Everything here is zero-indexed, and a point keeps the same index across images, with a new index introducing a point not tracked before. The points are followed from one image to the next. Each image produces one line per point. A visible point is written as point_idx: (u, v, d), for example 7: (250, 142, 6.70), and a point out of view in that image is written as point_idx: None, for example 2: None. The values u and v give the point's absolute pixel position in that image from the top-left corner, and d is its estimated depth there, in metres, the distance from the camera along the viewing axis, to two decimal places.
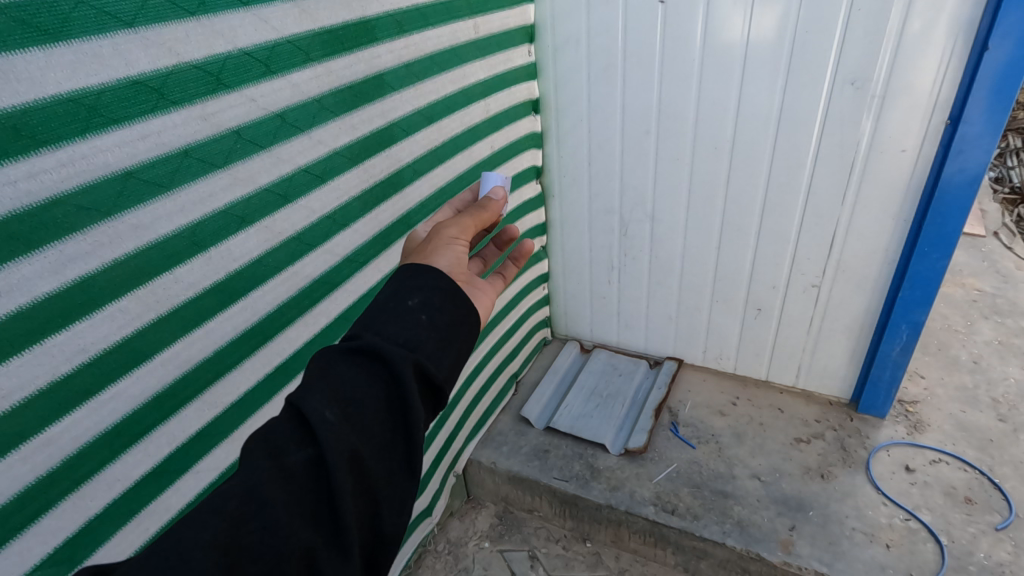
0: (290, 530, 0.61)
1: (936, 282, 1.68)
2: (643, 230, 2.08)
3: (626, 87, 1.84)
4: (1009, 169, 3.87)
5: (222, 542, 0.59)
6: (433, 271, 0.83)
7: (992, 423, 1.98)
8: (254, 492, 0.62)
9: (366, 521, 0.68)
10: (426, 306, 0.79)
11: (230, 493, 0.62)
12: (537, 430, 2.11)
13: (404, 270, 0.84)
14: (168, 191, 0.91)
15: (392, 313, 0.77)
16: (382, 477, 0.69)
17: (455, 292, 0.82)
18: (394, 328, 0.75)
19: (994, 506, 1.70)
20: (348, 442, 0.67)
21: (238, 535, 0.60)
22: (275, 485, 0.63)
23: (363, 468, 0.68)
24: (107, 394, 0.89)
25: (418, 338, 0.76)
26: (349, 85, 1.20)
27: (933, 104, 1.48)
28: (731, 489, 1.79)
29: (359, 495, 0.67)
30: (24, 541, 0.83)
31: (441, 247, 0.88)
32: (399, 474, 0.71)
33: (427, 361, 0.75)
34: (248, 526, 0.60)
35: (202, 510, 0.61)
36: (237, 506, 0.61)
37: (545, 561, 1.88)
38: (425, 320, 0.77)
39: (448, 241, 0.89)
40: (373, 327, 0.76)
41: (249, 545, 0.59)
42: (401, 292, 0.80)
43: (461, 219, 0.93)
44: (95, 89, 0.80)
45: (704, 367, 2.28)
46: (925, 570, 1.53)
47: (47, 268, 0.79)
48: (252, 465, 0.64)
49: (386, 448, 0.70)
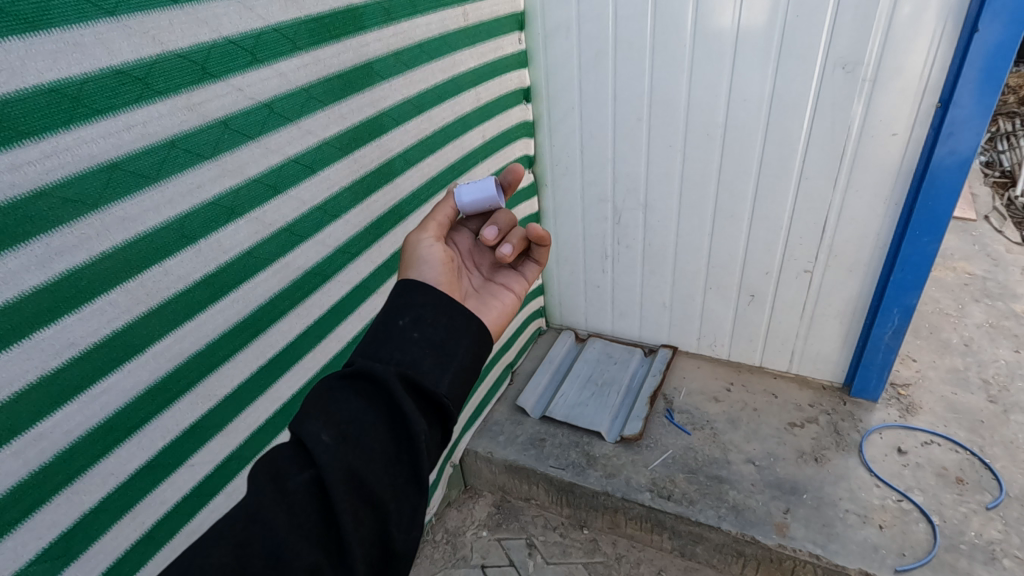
0: (293, 550, 0.61)
1: (926, 266, 1.69)
2: (636, 219, 2.08)
3: (617, 75, 1.84)
4: (1000, 154, 3.89)
5: (231, 565, 0.59)
6: (423, 288, 0.84)
7: (983, 404, 2.00)
8: (256, 514, 0.63)
9: (375, 539, 0.66)
10: (417, 323, 0.79)
11: (233, 518, 0.62)
12: (533, 419, 2.12)
13: (395, 290, 0.85)
14: (156, 182, 0.90)
15: (383, 335, 0.78)
16: (388, 492, 0.68)
17: (447, 306, 0.82)
18: (387, 349, 0.76)
19: (985, 485, 1.72)
20: (347, 461, 0.66)
21: (241, 559, 0.60)
22: (275, 507, 0.63)
23: (363, 485, 0.66)
24: (99, 387, 0.89)
25: (413, 355, 0.76)
26: (337, 73, 1.19)
27: (923, 88, 1.48)
28: (727, 474, 1.81)
29: (364, 513, 0.66)
30: (18, 535, 0.83)
31: (416, 261, 0.96)
32: (408, 488, 0.69)
33: (421, 377, 0.74)
34: (251, 550, 0.60)
35: (207, 537, 0.62)
36: (240, 529, 0.61)
37: (543, 549, 1.89)
38: (418, 337, 0.78)
39: (424, 256, 0.96)
40: (367, 350, 0.77)
41: (254, 566, 0.60)
42: (391, 313, 0.81)
43: (423, 223, 1.02)
44: (78, 79, 0.78)
45: (698, 354, 2.29)
46: (917, 550, 1.55)
47: (33, 261, 0.78)
48: (255, 490, 0.65)
49: (389, 463, 0.69)
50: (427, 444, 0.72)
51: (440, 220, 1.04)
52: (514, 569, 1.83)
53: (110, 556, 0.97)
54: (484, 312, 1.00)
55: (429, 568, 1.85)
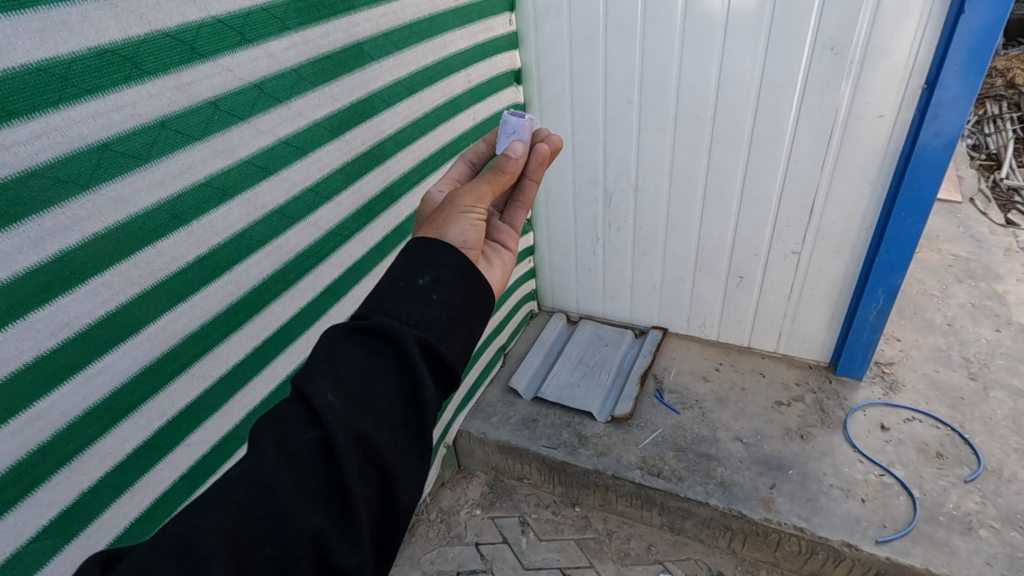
0: (296, 512, 0.62)
1: (910, 246, 1.72)
2: (627, 202, 2.09)
3: (608, 55, 1.83)
4: (986, 137, 3.94)
5: (231, 528, 0.60)
6: (443, 248, 0.83)
7: (964, 381, 2.05)
8: (260, 476, 0.63)
9: (379, 499, 0.68)
10: (437, 284, 0.79)
11: (238, 478, 0.63)
12: (525, 400, 2.15)
13: (415, 247, 0.84)
14: (147, 163, 0.90)
15: (401, 292, 0.77)
16: (394, 455, 0.69)
17: (467, 271, 0.82)
18: (404, 307, 0.75)
19: (964, 459, 1.76)
20: (353, 422, 0.67)
21: (244, 519, 0.60)
22: (280, 468, 0.64)
23: (369, 447, 0.67)
24: (95, 368, 0.90)
25: (430, 317, 0.76)
26: (327, 54, 1.18)
27: (911, 68, 1.49)
28: (715, 451, 1.85)
29: (369, 474, 0.67)
30: (19, 513, 0.84)
31: (453, 216, 0.89)
32: (412, 452, 0.71)
33: (436, 342, 0.74)
34: (255, 511, 0.61)
35: (209, 495, 0.62)
36: (244, 490, 0.62)
37: (536, 526, 1.92)
38: (437, 299, 0.77)
39: (464, 210, 0.90)
40: (382, 306, 0.76)
41: (255, 530, 0.60)
42: (411, 271, 0.80)
43: (474, 189, 0.93)
44: (65, 59, 0.78)
45: (688, 336, 2.33)
46: (898, 522, 1.60)
47: (26, 242, 0.78)
48: (258, 449, 0.65)
49: (395, 427, 0.70)
50: (435, 408, 0.73)
51: (490, 173, 0.96)
52: (508, 546, 1.87)
53: (109, 534, 0.99)
54: (490, 270, 0.98)
55: (424, 546, 1.89)
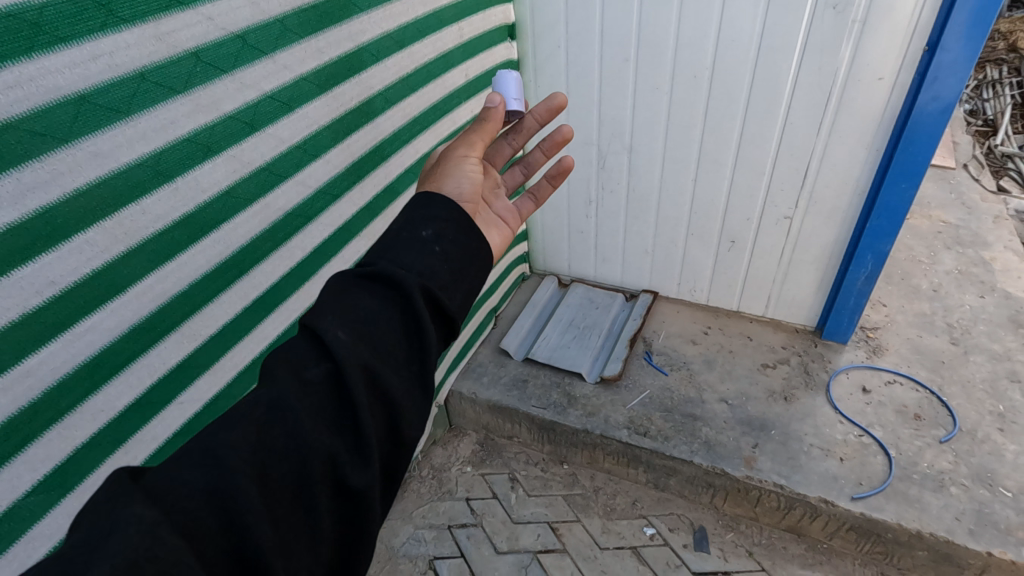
0: (313, 434, 0.62)
1: (901, 213, 1.73)
2: (621, 163, 2.07)
3: (605, 10, 1.77)
4: (984, 102, 3.91)
5: (251, 443, 0.59)
6: (444, 203, 0.83)
7: (946, 346, 2.09)
8: (276, 402, 0.63)
9: (387, 435, 0.68)
10: (439, 237, 0.79)
11: (255, 404, 0.63)
12: (515, 361, 2.18)
13: (419, 199, 0.84)
14: (127, 117, 0.87)
15: (405, 241, 0.77)
16: (402, 393, 0.69)
17: (468, 225, 0.83)
18: (408, 254, 0.76)
19: (940, 421, 1.82)
20: (363, 356, 0.67)
21: (262, 438, 0.60)
22: (296, 394, 0.64)
23: (379, 382, 0.67)
24: (84, 326, 0.89)
25: (432, 266, 0.76)
26: (313, 4, 1.14)
27: (913, 29, 1.46)
28: (701, 412, 1.89)
29: (378, 409, 0.67)
30: (13, 468, 0.85)
31: (450, 167, 0.90)
32: (416, 392, 0.71)
33: (439, 290, 0.75)
34: (273, 432, 0.61)
35: (228, 417, 0.62)
36: (261, 414, 0.62)
37: (525, 483, 1.98)
38: (439, 251, 0.78)
39: (460, 160, 0.91)
40: (386, 253, 0.76)
41: (274, 447, 0.60)
42: (414, 222, 0.80)
43: (468, 138, 0.93)
44: (35, 3, 0.74)
45: (679, 299, 2.35)
46: (874, 479, 1.66)
47: (5, 197, 0.76)
48: (273, 380, 0.65)
49: (400, 368, 0.70)
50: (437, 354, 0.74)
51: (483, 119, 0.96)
52: (497, 501, 1.92)
53: None
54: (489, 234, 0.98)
55: (415, 501, 1.94)
